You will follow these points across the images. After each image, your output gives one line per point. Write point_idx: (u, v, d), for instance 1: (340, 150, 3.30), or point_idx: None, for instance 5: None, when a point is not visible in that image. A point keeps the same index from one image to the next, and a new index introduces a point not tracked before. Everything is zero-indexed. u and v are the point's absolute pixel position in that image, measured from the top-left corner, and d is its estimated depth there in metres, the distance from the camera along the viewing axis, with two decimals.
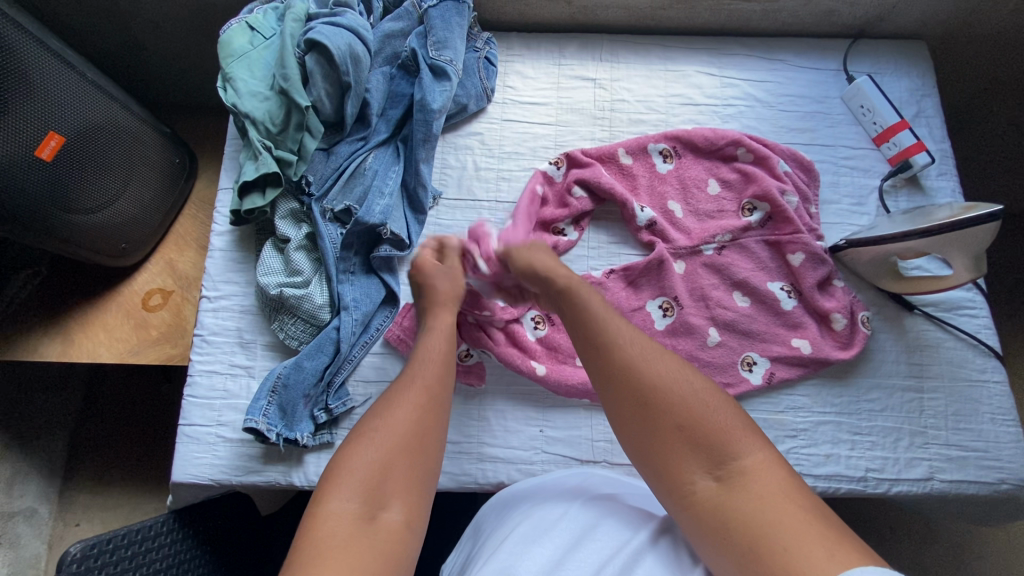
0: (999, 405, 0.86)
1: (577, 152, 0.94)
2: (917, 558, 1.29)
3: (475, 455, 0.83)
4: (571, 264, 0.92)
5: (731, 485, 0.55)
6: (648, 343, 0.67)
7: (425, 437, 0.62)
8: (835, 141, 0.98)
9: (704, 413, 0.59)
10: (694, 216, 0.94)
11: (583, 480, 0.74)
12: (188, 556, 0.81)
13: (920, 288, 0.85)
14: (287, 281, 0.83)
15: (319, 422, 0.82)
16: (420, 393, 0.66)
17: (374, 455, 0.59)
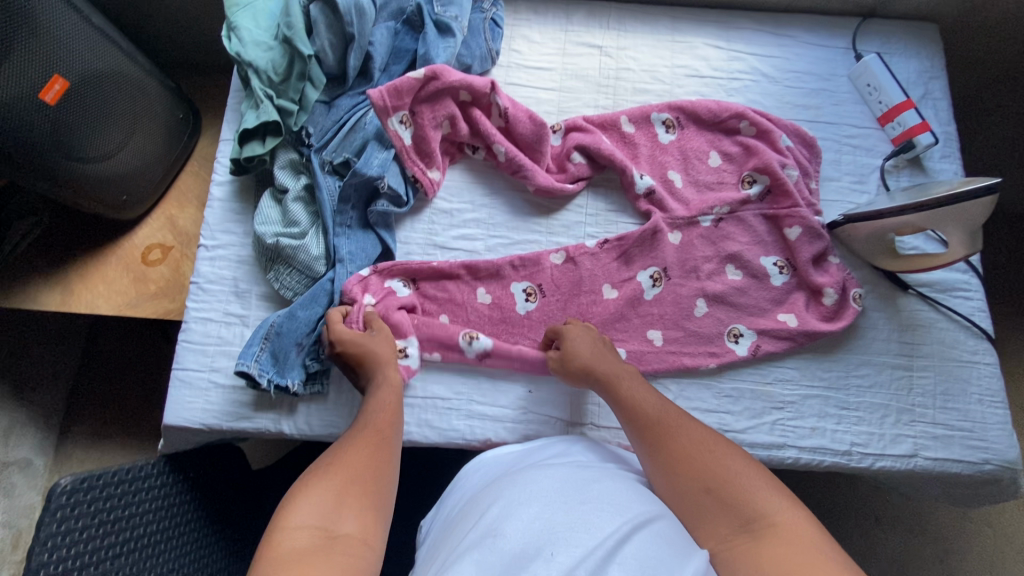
0: (987, 387, 0.86)
1: (579, 119, 0.94)
2: (897, 546, 1.31)
3: (463, 411, 0.84)
4: (568, 229, 0.92)
5: (763, 537, 0.57)
6: (682, 417, 0.72)
7: (380, 463, 0.65)
8: (839, 119, 0.98)
9: (732, 476, 0.64)
10: (693, 187, 0.94)
11: (564, 452, 0.75)
12: (179, 500, 0.82)
13: (921, 264, 0.85)
14: (284, 230, 0.84)
15: (310, 371, 0.82)
16: (378, 431, 0.69)
17: (332, 481, 0.60)
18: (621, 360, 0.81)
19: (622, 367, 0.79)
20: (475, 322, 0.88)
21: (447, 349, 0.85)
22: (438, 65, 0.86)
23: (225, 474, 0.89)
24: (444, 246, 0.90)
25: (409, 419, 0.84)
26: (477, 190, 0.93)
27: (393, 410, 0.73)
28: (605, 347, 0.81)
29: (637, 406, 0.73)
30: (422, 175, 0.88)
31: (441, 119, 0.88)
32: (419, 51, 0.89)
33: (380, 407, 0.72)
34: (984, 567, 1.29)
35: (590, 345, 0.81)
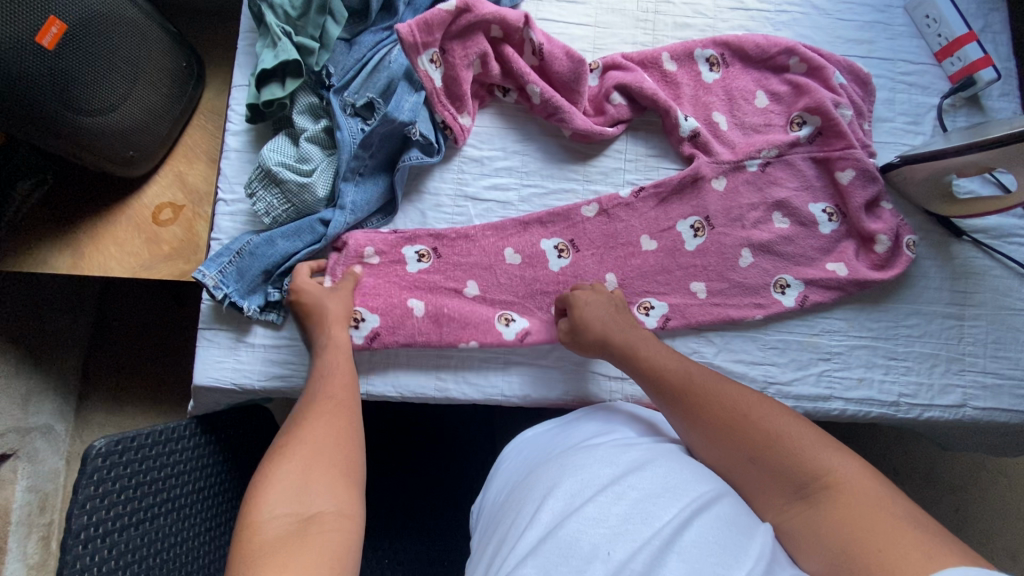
0: None
1: (618, 56, 0.87)
2: (917, 496, 1.32)
3: (501, 367, 0.83)
4: (606, 177, 0.88)
5: (820, 502, 0.53)
6: (708, 378, 0.66)
7: (343, 432, 0.61)
8: (893, 54, 0.91)
9: (775, 436, 0.59)
10: (738, 130, 0.88)
11: (608, 425, 0.71)
12: (211, 460, 0.80)
13: (981, 208, 0.81)
14: (290, 164, 0.79)
15: (270, 299, 0.80)
16: (339, 400, 0.64)
17: (294, 459, 0.55)
18: (635, 326, 0.75)
19: (638, 334, 0.74)
20: (507, 285, 0.84)
21: (481, 334, 0.81)
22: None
23: (254, 433, 0.87)
24: (476, 198, 0.87)
25: (446, 376, 0.82)
26: (509, 137, 0.88)
27: (348, 371, 0.69)
28: (620, 313, 0.77)
29: (662, 376, 0.68)
30: (452, 121, 0.82)
31: (473, 57, 0.81)
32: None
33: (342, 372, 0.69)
34: (1004, 514, 1.31)
35: (606, 315, 0.76)
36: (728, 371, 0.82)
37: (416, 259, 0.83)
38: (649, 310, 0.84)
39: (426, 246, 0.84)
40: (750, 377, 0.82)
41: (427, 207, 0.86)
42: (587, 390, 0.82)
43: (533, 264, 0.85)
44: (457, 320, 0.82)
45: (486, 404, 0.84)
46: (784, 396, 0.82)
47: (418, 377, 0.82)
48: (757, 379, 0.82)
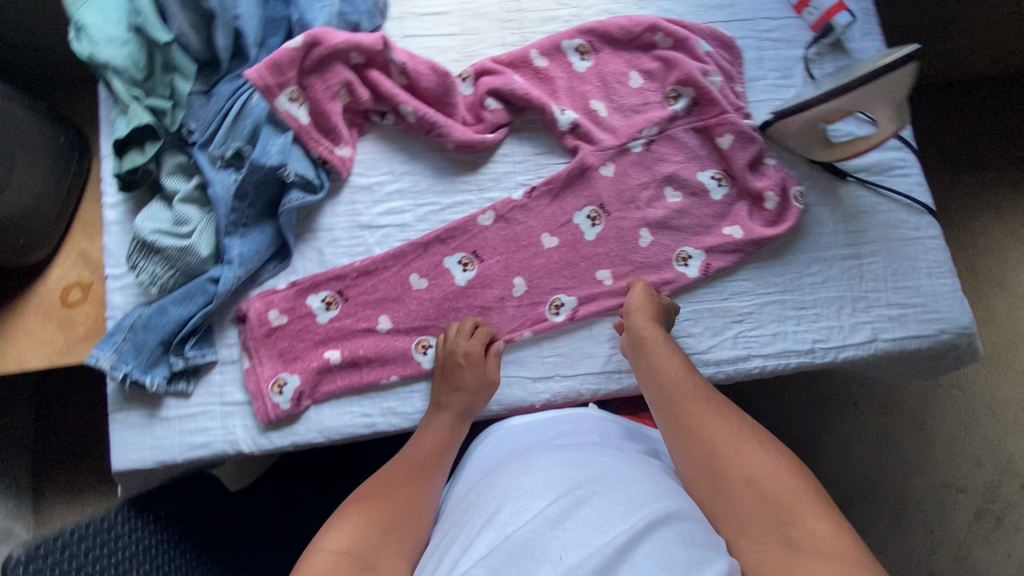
0: (935, 259, 0.86)
1: (486, 61, 0.87)
2: (882, 425, 1.38)
3: (425, 391, 0.82)
4: (499, 182, 0.88)
5: (797, 548, 0.52)
6: (721, 407, 0.67)
7: (415, 498, 0.64)
8: (754, 14, 0.94)
9: (769, 471, 0.59)
10: (619, 113, 0.89)
11: (570, 429, 0.72)
12: (155, 541, 0.76)
13: (856, 149, 0.83)
14: (168, 229, 0.77)
15: (174, 369, 0.78)
16: (419, 466, 0.69)
17: (361, 511, 0.60)
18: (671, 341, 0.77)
19: (665, 347, 0.76)
20: (417, 311, 0.83)
21: (402, 367, 0.82)
22: (314, 29, 0.77)
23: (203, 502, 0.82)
24: (372, 225, 0.86)
25: (372, 411, 0.81)
26: (395, 159, 0.88)
27: (442, 445, 0.73)
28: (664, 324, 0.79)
29: (674, 393, 0.70)
30: (330, 154, 0.81)
31: (336, 87, 0.80)
32: (291, 17, 0.79)
33: (433, 441, 0.73)
34: (964, 427, 1.37)
35: (642, 326, 0.78)
36: None
37: (325, 307, 0.83)
38: (561, 307, 0.85)
39: (330, 291, 0.83)
40: None
41: (323, 244, 0.85)
42: (515, 397, 0.82)
43: (439, 283, 0.84)
44: (375, 360, 0.82)
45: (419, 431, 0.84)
46: (704, 364, 0.84)
47: (343, 417, 0.81)
48: None
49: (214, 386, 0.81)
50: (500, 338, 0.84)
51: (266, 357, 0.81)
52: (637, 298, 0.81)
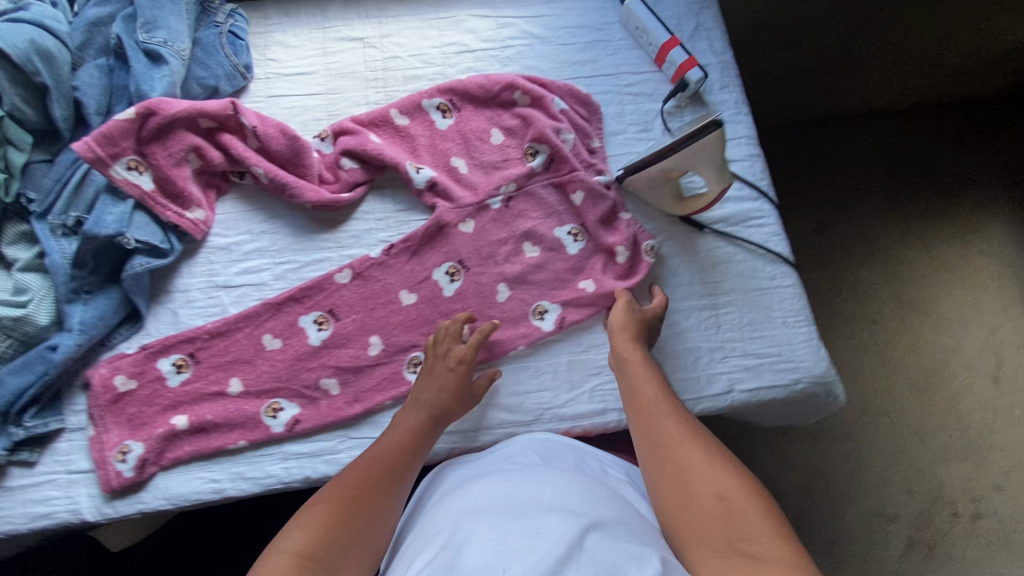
0: (789, 308, 0.87)
1: (344, 121, 0.89)
2: (811, 454, 1.39)
3: (277, 454, 0.81)
4: (359, 240, 0.88)
5: (749, 560, 0.53)
6: (694, 425, 0.69)
7: (381, 506, 0.66)
8: (615, 69, 0.96)
9: (735, 489, 0.60)
10: (479, 169, 0.91)
11: (524, 451, 0.74)
12: None
13: (701, 204, 0.86)
14: (5, 299, 0.77)
15: (15, 440, 0.77)
16: (387, 471, 0.70)
17: (309, 526, 0.61)
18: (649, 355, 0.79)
19: (645, 362, 0.77)
20: (269, 372, 0.84)
21: (250, 431, 0.81)
22: (152, 99, 0.78)
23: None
24: (229, 285, 0.86)
25: (221, 476, 0.80)
26: (255, 218, 0.88)
27: (421, 441, 0.74)
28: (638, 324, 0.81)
29: (651, 407, 0.71)
30: (179, 219, 0.82)
31: (180, 154, 0.80)
32: (131, 87, 0.80)
33: (427, 433, 0.75)
34: (887, 453, 1.40)
35: (625, 341, 0.79)
36: (505, 407, 0.83)
37: (175, 370, 0.83)
38: (419, 365, 0.84)
39: (182, 354, 0.83)
40: (525, 408, 0.84)
41: (178, 306, 0.85)
42: None
43: (293, 343, 0.84)
44: (223, 425, 0.81)
45: (274, 493, 0.83)
46: (560, 420, 0.84)
47: (191, 483, 0.80)
48: (532, 409, 0.83)
49: (60, 454, 0.79)
50: (354, 397, 0.83)
51: (113, 424, 0.80)
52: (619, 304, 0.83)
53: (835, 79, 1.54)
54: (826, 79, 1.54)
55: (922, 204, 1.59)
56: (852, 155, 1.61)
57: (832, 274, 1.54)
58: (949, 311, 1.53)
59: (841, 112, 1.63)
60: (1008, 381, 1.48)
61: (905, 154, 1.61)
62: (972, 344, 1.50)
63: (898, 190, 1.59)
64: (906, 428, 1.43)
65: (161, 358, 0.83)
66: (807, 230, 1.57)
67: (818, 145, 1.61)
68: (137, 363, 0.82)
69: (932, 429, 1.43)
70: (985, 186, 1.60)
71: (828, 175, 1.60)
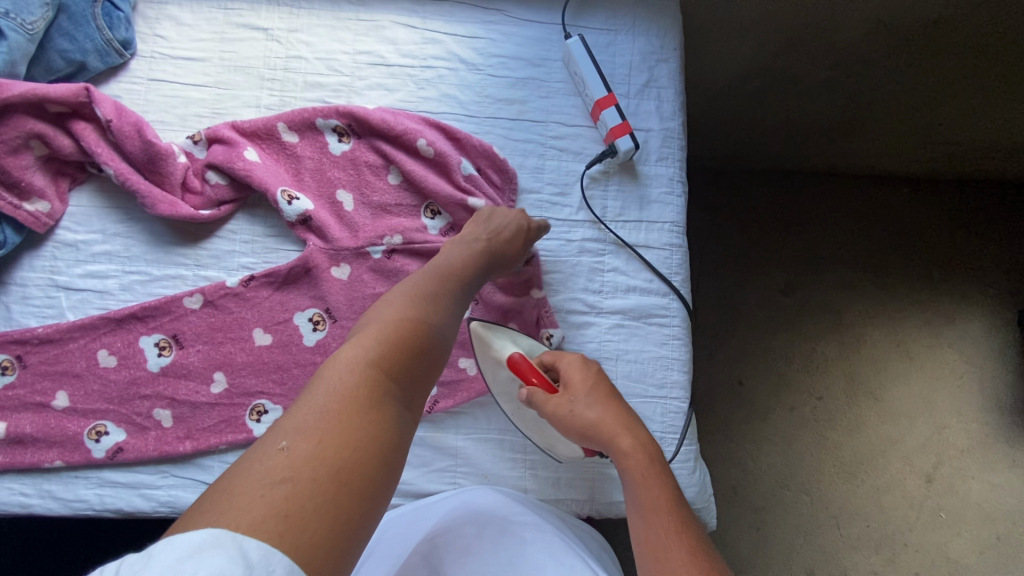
0: (672, 424, 0.79)
1: (222, 127, 0.79)
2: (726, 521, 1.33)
3: (94, 480, 0.76)
4: (219, 261, 0.80)
5: None
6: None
7: (447, 320, 0.62)
8: (544, 116, 0.84)
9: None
10: (367, 210, 0.81)
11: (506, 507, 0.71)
12: None
13: (520, 373, 0.71)
14: None
15: None
16: (447, 284, 0.65)
17: (384, 326, 0.57)
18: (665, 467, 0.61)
19: (662, 484, 0.59)
20: (98, 391, 0.77)
21: (68, 452, 0.76)
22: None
23: None
24: (70, 287, 0.79)
25: (30, 491, 0.76)
26: (111, 217, 0.79)
27: (466, 275, 0.68)
28: (619, 408, 0.67)
29: (657, 551, 0.54)
30: (14, 210, 0.74)
31: (17, 140, 0.73)
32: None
33: (462, 270, 0.68)
34: (802, 537, 1.32)
35: (643, 467, 0.60)
36: None
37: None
38: (262, 415, 0.77)
39: (7, 355, 0.77)
40: None
41: (12, 300, 0.78)
42: (185, 501, 0.76)
43: (129, 365, 0.77)
44: (41, 440, 0.76)
45: (88, 516, 0.78)
46: (400, 496, 0.78)
47: None
48: None
49: None
50: (186, 433, 0.77)
51: None
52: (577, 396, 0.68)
53: (845, 142, 1.31)
54: (834, 140, 1.31)
55: (909, 286, 1.41)
56: (844, 219, 1.42)
57: (785, 341, 1.40)
58: (904, 402, 1.38)
59: (843, 172, 1.43)
60: (944, 484, 1.35)
61: (903, 230, 1.41)
62: (916, 441, 1.37)
63: (886, 265, 1.41)
64: (829, 515, 1.34)
65: None
66: (775, 291, 1.41)
67: (807, 204, 1.43)
68: None
69: (853, 520, 1.33)
70: (991, 282, 1.40)
71: (811, 238, 1.42)
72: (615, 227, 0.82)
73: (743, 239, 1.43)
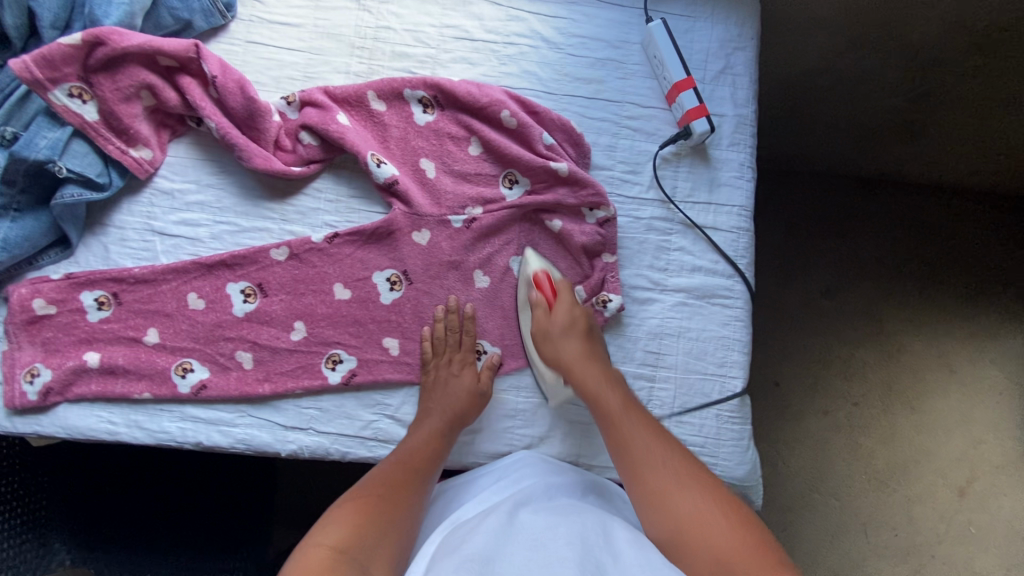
0: (728, 402, 0.82)
1: (315, 91, 0.82)
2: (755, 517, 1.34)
3: (177, 414, 0.81)
4: (304, 218, 0.84)
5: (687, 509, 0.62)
6: (691, 468, 0.66)
7: (407, 508, 0.67)
8: (620, 96, 0.86)
9: (730, 539, 0.59)
10: (449, 177, 0.85)
11: (530, 472, 0.76)
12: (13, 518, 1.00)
13: (538, 284, 0.82)
14: None
15: None
16: (409, 469, 0.71)
17: (346, 518, 0.63)
18: (609, 368, 0.77)
19: (633, 411, 0.72)
20: (186, 331, 0.82)
21: (156, 385, 0.80)
22: (104, 28, 0.74)
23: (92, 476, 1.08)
24: (164, 233, 0.83)
25: (118, 420, 0.81)
26: (205, 169, 0.84)
27: (431, 454, 0.73)
28: (590, 348, 0.78)
29: (643, 464, 0.67)
30: (121, 154, 0.78)
31: (130, 89, 0.77)
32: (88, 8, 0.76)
33: (418, 461, 0.72)
34: (827, 536, 1.33)
35: (597, 375, 0.75)
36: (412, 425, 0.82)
37: (96, 307, 0.81)
38: (337, 364, 0.82)
39: (104, 291, 0.81)
40: None
41: (110, 241, 0.83)
42: (261, 440, 0.81)
43: (216, 309, 0.82)
44: (131, 372, 0.80)
45: (168, 448, 0.83)
46: (460, 452, 0.82)
47: (89, 419, 0.81)
48: None
49: None
50: (265, 376, 0.81)
51: (27, 344, 0.80)
52: (554, 325, 0.79)
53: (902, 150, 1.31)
54: (892, 146, 1.30)
55: (952, 297, 1.40)
56: (891, 226, 1.40)
57: (823, 343, 1.39)
58: (939, 412, 1.38)
59: (895, 180, 1.40)
60: (976, 496, 1.34)
61: (950, 241, 1.40)
62: (949, 452, 1.36)
63: (931, 274, 1.39)
64: (855, 517, 1.34)
65: (85, 290, 0.81)
66: (816, 293, 1.40)
67: (857, 210, 1.41)
68: (56, 294, 0.80)
69: (880, 524, 1.34)
70: None
71: (857, 243, 1.41)
72: (684, 207, 0.85)
73: (790, 240, 1.42)
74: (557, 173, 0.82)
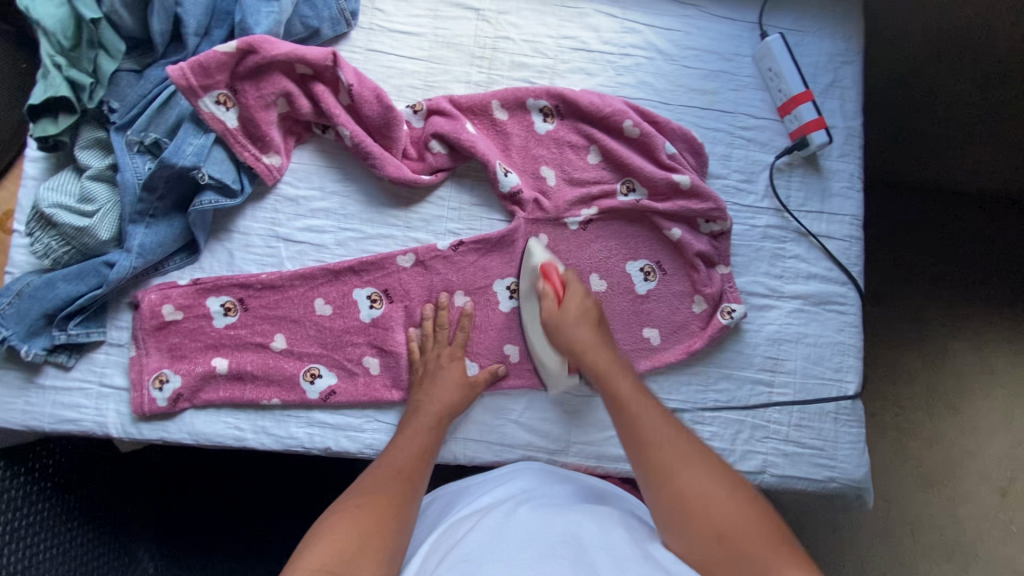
0: (845, 404, 0.84)
1: (443, 100, 0.84)
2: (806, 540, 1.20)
3: (304, 419, 0.81)
4: (427, 224, 0.85)
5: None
6: (719, 468, 0.60)
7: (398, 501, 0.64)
8: (735, 107, 0.88)
9: (746, 538, 0.55)
10: (568, 186, 0.86)
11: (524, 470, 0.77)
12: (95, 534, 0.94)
13: (545, 275, 0.78)
14: (70, 205, 0.76)
15: (56, 342, 0.77)
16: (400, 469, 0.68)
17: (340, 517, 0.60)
18: (637, 380, 0.70)
19: (641, 398, 0.66)
20: (314, 337, 0.82)
21: (285, 392, 0.81)
22: (254, 36, 0.76)
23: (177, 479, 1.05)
24: (289, 239, 0.83)
25: (245, 425, 0.80)
26: (330, 176, 0.84)
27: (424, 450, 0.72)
28: (601, 336, 0.73)
29: (671, 468, 0.59)
30: (255, 161, 0.79)
31: (271, 97, 0.78)
32: (235, 16, 0.79)
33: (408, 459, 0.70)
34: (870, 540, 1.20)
35: (624, 388, 0.67)
36: (534, 431, 0.83)
37: (222, 312, 0.81)
38: None
39: (231, 297, 0.81)
40: (552, 436, 0.83)
41: (235, 247, 0.82)
42: None
43: (343, 315, 0.82)
44: (260, 378, 0.80)
45: (291, 454, 0.83)
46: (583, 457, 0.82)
47: (215, 426, 0.80)
48: (559, 439, 0.82)
49: (96, 366, 0.79)
50: (393, 382, 0.82)
51: (154, 349, 0.80)
52: (566, 316, 0.74)
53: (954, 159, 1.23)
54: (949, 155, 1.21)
55: (994, 300, 1.26)
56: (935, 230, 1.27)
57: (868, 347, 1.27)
58: (979, 416, 1.25)
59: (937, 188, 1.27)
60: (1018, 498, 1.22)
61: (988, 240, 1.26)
62: (989, 453, 1.23)
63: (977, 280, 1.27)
64: (901, 520, 1.21)
65: (212, 295, 0.81)
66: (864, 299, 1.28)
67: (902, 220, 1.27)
68: (184, 300, 0.80)
69: (928, 526, 1.21)
70: None
71: (900, 249, 1.28)
72: (798, 216, 0.87)
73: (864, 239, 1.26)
74: (678, 186, 0.83)
